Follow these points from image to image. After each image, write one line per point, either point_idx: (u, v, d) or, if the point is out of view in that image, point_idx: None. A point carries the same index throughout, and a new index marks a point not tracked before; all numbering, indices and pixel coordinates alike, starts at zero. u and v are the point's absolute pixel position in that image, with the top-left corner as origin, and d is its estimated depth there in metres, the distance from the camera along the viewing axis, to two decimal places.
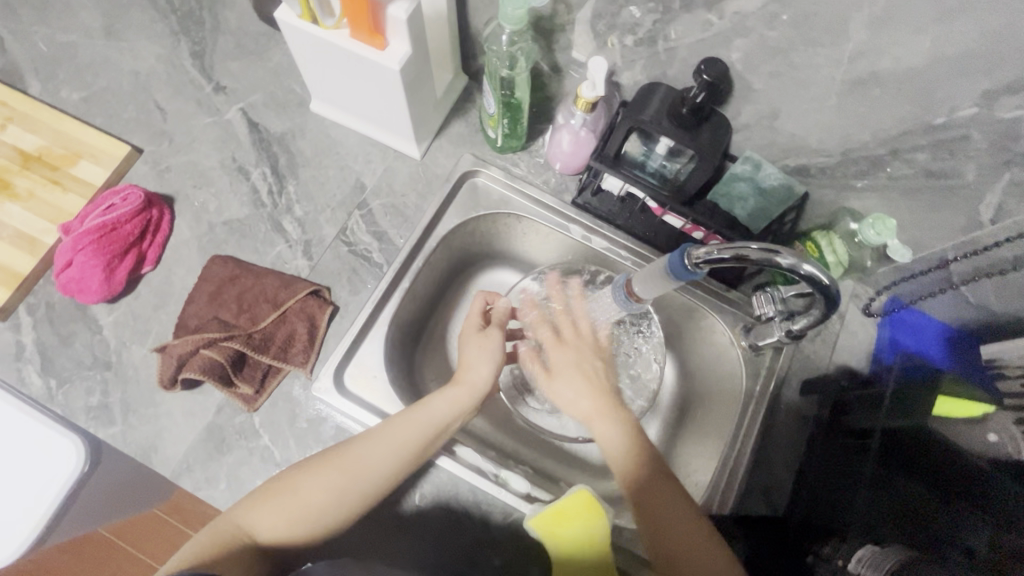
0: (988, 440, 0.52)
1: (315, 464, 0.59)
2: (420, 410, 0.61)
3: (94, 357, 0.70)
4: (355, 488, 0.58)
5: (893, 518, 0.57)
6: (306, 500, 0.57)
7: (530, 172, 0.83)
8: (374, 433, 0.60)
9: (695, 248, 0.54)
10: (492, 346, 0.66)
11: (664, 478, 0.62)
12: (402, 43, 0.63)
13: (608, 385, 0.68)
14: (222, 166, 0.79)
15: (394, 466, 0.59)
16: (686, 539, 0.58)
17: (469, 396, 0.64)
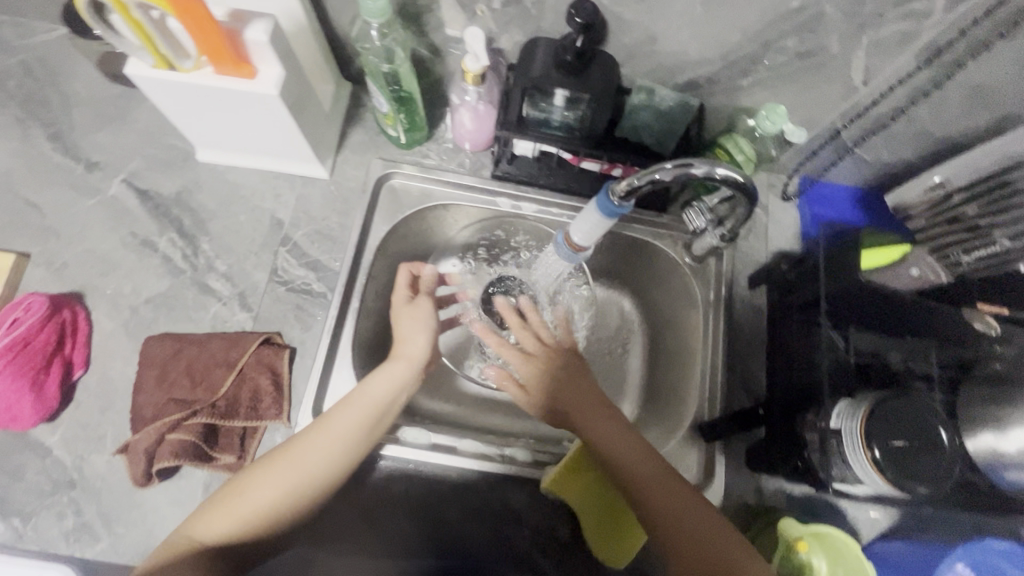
0: (912, 273, 0.64)
1: (262, 464, 0.57)
2: (364, 390, 0.63)
3: (53, 481, 0.65)
4: (309, 479, 0.57)
5: (857, 369, 0.64)
6: (255, 500, 0.55)
7: (442, 159, 0.82)
8: (322, 422, 0.60)
9: (616, 183, 0.55)
10: (423, 313, 0.71)
11: (596, 408, 0.66)
12: (271, 65, 0.60)
13: (557, 354, 0.72)
14: (124, 245, 0.74)
15: (346, 448, 0.59)
16: (630, 458, 0.61)
17: (407, 366, 0.66)
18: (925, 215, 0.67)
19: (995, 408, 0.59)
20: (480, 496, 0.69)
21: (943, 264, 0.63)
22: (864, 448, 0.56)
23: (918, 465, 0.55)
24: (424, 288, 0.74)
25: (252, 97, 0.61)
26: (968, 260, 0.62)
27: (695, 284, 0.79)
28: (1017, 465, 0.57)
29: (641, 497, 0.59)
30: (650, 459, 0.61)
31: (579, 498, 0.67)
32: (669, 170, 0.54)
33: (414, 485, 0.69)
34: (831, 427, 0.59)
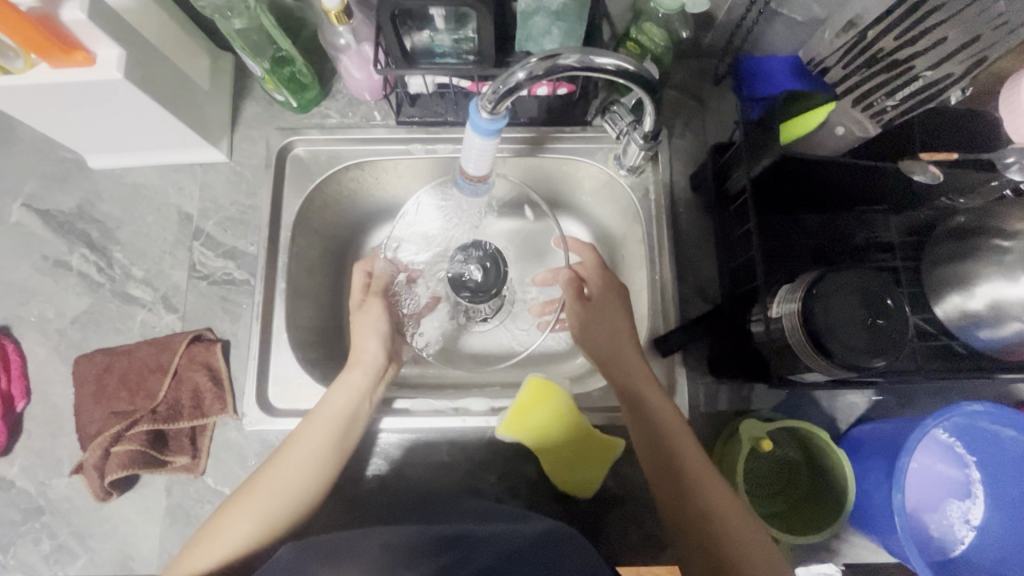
0: (836, 133, 0.60)
1: (234, 499, 0.57)
2: (323, 405, 0.61)
3: (22, 510, 0.66)
4: (281, 509, 0.57)
5: (814, 253, 0.64)
6: (230, 537, 0.55)
7: (344, 116, 0.77)
8: (286, 447, 0.59)
9: (482, 96, 0.50)
10: (372, 317, 0.69)
11: (640, 382, 0.63)
12: (107, 46, 0.56)
13: (618, 309, 0.68)
14: (38, 270, 0.72)
15: (313, 468, 0.59)
16: (671, 436, 0.59)
17: (364, 374, 0.65)
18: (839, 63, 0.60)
19: (958, 264, 0.58)
20: (443, 454, 0.67)
21: (865, 114, 0.59)
22: (809, 339, 0.53)
23: (886, 337, 0.52)
24: (376, 288, 0.71)
25: (100, 86, 0.58)
26: (893, 106, 0.57)
27: (633, 195, 0.73)
28: (985, 325, 0.56)
29: (681, 476, 0.57)
30: (690, 441, 0.59)
31: (536, 439, 0.64)
32: (531, 66, 0.49)
33: (369, 448, 0.66)
34: (773, 316, 0.57)
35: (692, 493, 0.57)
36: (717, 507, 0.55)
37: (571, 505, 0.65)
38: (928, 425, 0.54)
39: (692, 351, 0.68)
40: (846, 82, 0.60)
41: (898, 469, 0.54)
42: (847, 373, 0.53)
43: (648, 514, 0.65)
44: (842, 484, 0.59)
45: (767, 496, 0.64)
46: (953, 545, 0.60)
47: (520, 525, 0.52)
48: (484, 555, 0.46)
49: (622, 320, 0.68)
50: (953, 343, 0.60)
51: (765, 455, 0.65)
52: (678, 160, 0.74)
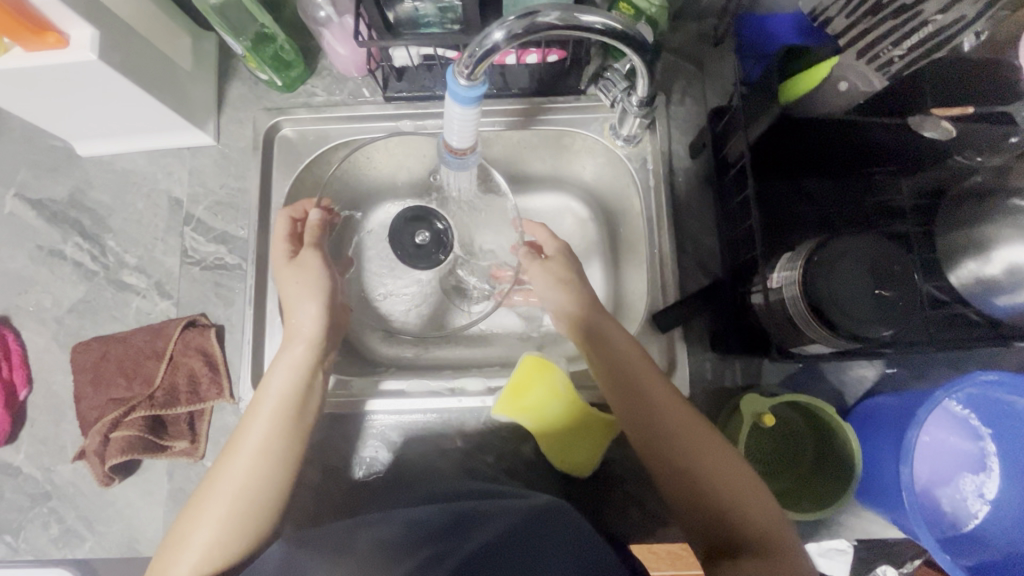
0: (841, 90, 0.54)
1: (195, 505, 0.55)
2: (265, 390, 0.60)
3: (30, 495, 0.67)
4: (245, 502, 0.55)
5: (820, 220, 0.61)
6: (200, 540, 0.53)
7: (330, 94, 0.75)
8: (237, 439, 0.58)
9: (459, 63, 0.48)
10: (310, 272, 0.65)
11: (603, 344, 0.63)
12: (79, 26, 0.55)
13: (577, 278, 0.69)
14: (33, 259, 0.72)
15: (271, 451, 0.57)
16: (643, 395, 0.58)
17: (304, 346, 0.63)
18: (842, 12, 0.55)
19: (972, 229, 0.55)
20: (439, 434, 0.66)
21: (873, 69, 0.54)
22: (811, 311, 0.50)
23: (893, 308, 0.49)
24: (311, 238, 0.68)
25: (79, 69, 0.57)
26: (901, 56, 0.52)
27: (630, 165, 0.70)
28: (1003, 288, 0.54)
29: (659, 435, 0.57)
30: (661, 397, 0.58)
31: (533, 418, 0.63)
32: (508, 26, 0.46)
33: (364, 430, 0.66)
34: (773, 286, 0.54)
35: (671, 449, 0.56)
36: (701, 456, 0.55)
37: (570, 484, 0.64)
38: (938, 397, 0.52)
39: (693, 325, 0.66)
40: (849, 32, 0.54)
41: (907, 442, 0.52)
42: (851, 344, 0.50)
43: (648, 495, 0.63)
44: (847, 457, 0.57)
45: (771, 473, 0.62)
46: (967, 520, 0.58)
47: (513, 501, 0.51)
48: (483, 533, 0.45)
49: (582, 290, 0.68)
50: (968, 310, 0.57)
51: (768, 431, 0.63)
52: (677, 127, 0.71)
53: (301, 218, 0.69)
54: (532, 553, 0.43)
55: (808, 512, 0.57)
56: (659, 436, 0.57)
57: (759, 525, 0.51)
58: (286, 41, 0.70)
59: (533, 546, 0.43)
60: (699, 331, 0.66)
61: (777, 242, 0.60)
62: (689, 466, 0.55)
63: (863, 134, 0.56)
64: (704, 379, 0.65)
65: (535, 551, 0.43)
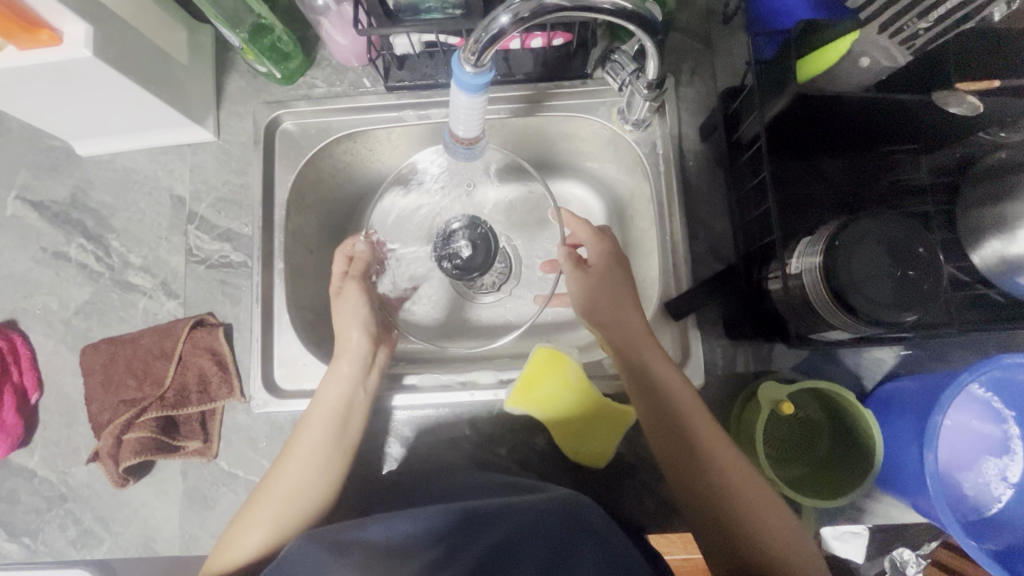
0: (863, 66, 0.53)
1: (245, 510, 0.57)
2: (317, 403, 0.61)
3: (46, 498, 0.67)
4: (293, 509, 0.57)
5: (835, 201, 0.60)
6: (247, 545, 0.55)
7: (330, 84, 0.73)
8: (289, 447, 0.60)
9: (464, 49, 0.47)
10: (352, 303, 0.67)
11: (643, 356, 0.60)
12: (71, 22, 0.53)
13: (615, 278, 0.65)
14: (38, 262, 0.71)
15: (318, 462, 0.59)
16: (680, 415, 0.57)
17: (349, 364, 0.62)
18: None
19: (996, 206, 0.53)
20: (452, 428, 0.65)
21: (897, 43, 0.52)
22: (830, 295, 0.49)
23: (916, 290, 0.48)
24: (356, 270, 0.69)
25: (72, 66, 0.55)
26: (926, 30, 0.50)
27: (639, 150, 0.69)
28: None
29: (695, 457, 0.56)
30: (699, 419, 0.57)
31: (545, 410, 0.63)
32: (514, 10, 0.44)
33: (378, 425, 0.66)
34: (792, 273, 0.53)
35: (699, 463, 0.56)
36: (730, 475, 0.55)
37: (585, 475, 0.63)
38: (963, 380, 0.51)
39: (708, 312, 0.64)
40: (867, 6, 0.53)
41: (931, 427, 0.51)
42: (871, 329, 0.49)
43: (663, 485, 0.63)
44: (869, 442, 0.56)
45: (788, 460, 0.61)
46: (989, 504, 0.57)
47: (534, 495, 0.50)
48: (501, 526, 0.44)
49: (622, 292, 0.64)
50: (990, 291, 0.56)
51: (785, 418, 0.62)
52: (687, 110, 0.69)
53: (356, 256, 0.71)
54: (554, 547, 0.42)
55: (831, 499, 0.56)
56: (690, 450, 0.56)
57: (777, 542, 0.53)
58: (282, 31, 0.69)
59: (552, 545, 0.43)
60: (713, 318, 0.64)
61: (795, 224, 0.59)
62: (716, 482, 0.55)
63: (905, 122, 0.55)
64: (719, 367, 0.64)
65: (554, 551, 0.42)
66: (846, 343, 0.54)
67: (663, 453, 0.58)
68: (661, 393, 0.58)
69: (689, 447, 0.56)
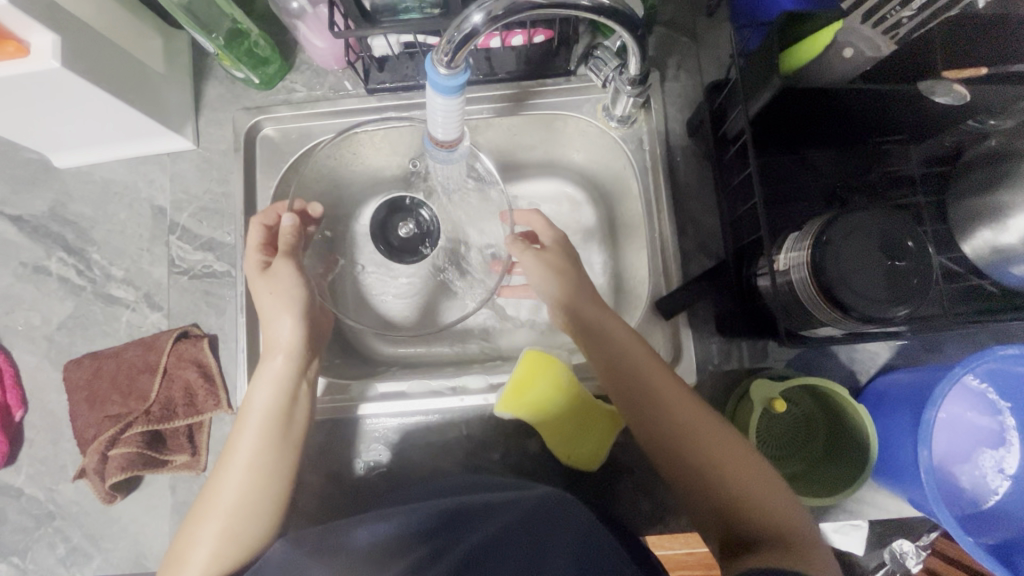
0: (845, 56, 0.52)
1: (193, 524, 0.54)
2: (251, 405, 0.58)
3: (34, 516, 0.66)
4: (241, 518, 0.54)
5: (824, 194, 0.59)
6: (199, 560, 0.52)
7: (311, 88, 0.72)
8: (227, 455, 0.56)
9: (437, 50, 0.45)
10: (282, 281, 0.61)
11: (597, 331, 0.60)
12: (39, 33, 0.52)
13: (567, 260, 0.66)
14: (19, 277, 0.70)
15: (260, 466, 0.55)
16: (640, 384, 0.56)
17: (285, 359, 0.60)
18: None
19: (988, 194, 0.52)
20: (441, 434, 0.65)
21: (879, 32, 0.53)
22: (820, 291, 0.48)
23: (907, 282, 0.47)
24: (283, 245, 0.63)
25: (43, 79, 0.54)
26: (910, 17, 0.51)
27: (626, 147, 0.68)
28: (1017, 260, 0.52)
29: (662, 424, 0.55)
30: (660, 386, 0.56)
31: (535, 414, 0.62)
32: (486, 7, 0.43)
33: (366, 432, 0.65)
34: (780, 269, 0.52)
35: (681, 450, 0.54)
36: (707, 450, 0.53)
37: (578, 478, 0.63)
38: (957, 373, 0.50)
39: (699, 310, 0.64)
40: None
41: (926, 422, 0.51)
42: (862, 324, 0.49)
43: (656, 485, 0.62)
44: (863, 436, 0.55)
45: (782, 457, 0.61)
46: (987, 496, 0.56)
47: (519, 492, 0.49)
48: (485, 527, 0.44)
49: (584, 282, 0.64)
50: (983, 281, 0.55)
51: (779, 415, 0.62)
52: (673, 105, 0.68)
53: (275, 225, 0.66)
54: (539, 542, 0.41)
55: (827, 496, 0.56)
56: (666, 433, 0.55)
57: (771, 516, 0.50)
58: (260, 36, 0.67)
59: (536, 538, 0.42)
60: (704, 315, 0.64)
61: (783, 220, 0.58)
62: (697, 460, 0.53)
63: (893, 112, 0.53)
64: (712, 364, 0.63)
65: (537, 540, 0.42)
66: (839, 339, 0.53)
67: (644, 440, 0.56)
68: (624, 369, 0.57)
69: (666, 428, 0.55)
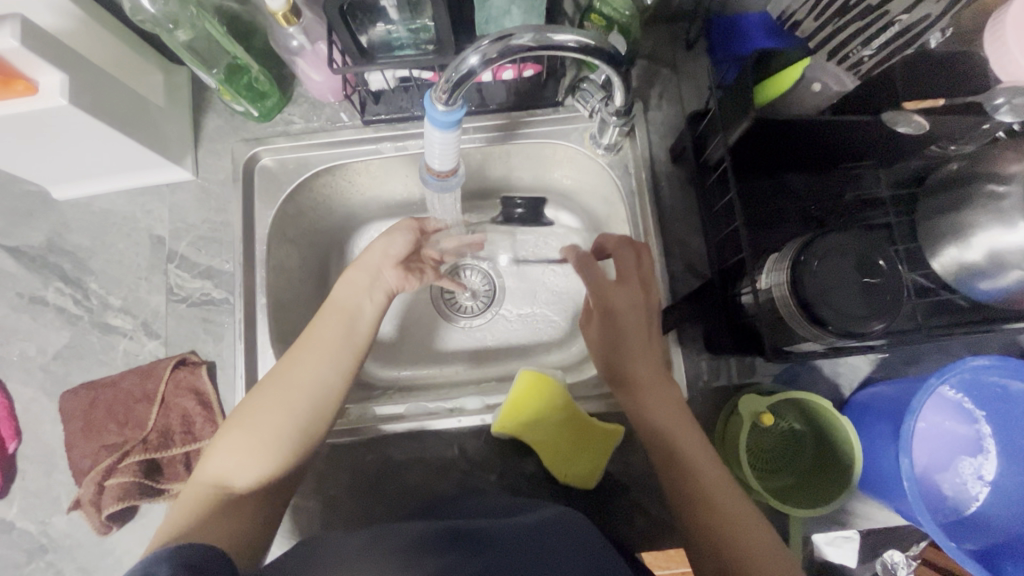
0: (813, 90, 0.55)
1: (258, 390, 0.56)
2: (331, 302, 0.62)
3: (25, 550, 0.65)
4: (306, 402, 0.56)
5: (803, 216, 0.62)
6: (263, 430, 0.54)
7: (308, 120, 0.74)
8: (301, 341, 0.59)
9: (436, 87, 0.48)
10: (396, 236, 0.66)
11: (657, 396, 0.59)
12: (49, 72, 0.54)
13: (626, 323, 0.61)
14: (14, 308, 0.71)
15: (330, 356, 0.58)
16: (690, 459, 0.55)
17: (365, 272, 0.64)
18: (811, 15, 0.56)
19: (953, 215, 0.56)
20: (441, 455, 0.65)
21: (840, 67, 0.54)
22: (799, 308, 0.50)
23: (881, 298, 0.50)
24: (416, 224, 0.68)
25: (48, 115, 0.56)
26: (870, 55, 0.52)
27: (613, 174, 0.71)
28: (982, 275, 0.55)
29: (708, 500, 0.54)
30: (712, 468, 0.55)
31: (533, 433, 0.63)
32: (483, 49, 0.46)
33: (367, 454, 0.65)
34: (762, 288, 0.54)
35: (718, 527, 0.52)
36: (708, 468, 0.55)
37: (575, 496, 0.64)
38: (932, 385, 0.52)
39: (687, 329, 0.66)
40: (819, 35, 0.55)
41: (905, 431, 0.53)
42: (842, 340, 0.51)
43: (651, 501, 0.63)
44: (848, 447, 0.57)
45: (773, 471, 0.62)
46: (968, 503, 0.59)
47: (520, 515, 0.50)
48: (491, 544, 0.44)
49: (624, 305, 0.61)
50: (953, 296, 0.59)
51: (768, 429, 0.64)
52: (657, 133, 0.71)
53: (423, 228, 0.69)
54: (544, 563, 0.42)
55: (818, 508, 0.57)
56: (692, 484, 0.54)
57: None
58: (258, 72, 0.70)
59: (540, 559, 0.43)
60: (692, 334, 0.66)
61: (764, 242, 0.61)
62: (705, 503, 0.53)
63: (862, 140, 0.57)
64: (702, 381, 0.65)
65: (544, 561, 0.43)
66: (821, 355, 0.55)
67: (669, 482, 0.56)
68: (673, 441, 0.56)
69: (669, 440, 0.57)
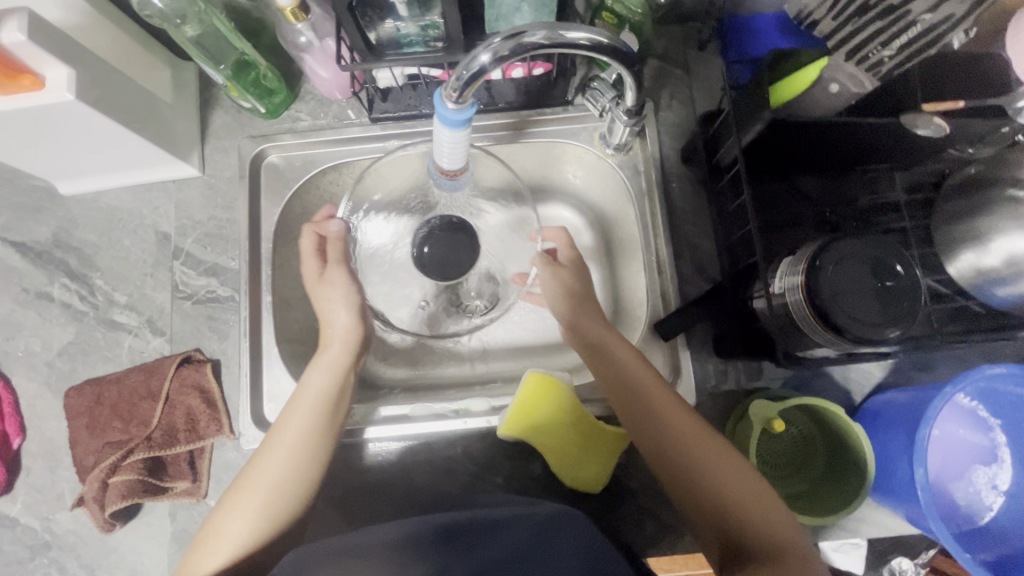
0: (831, 92, 0.55)
1: (230, 494, 0.57)
2: (302, 390, 0.61)
3: (29, 547, 0.65)
4: (279, 496, 0.56)
5: (818, 220, 0.61)
6: (233, 535, 0.54)
7: (315, 117, 0.73)
8: (273, 432, 0.59)
9: (445, 84, 0.47)
10: (338, 286, 0.68)
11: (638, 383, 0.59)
12: (54, 67, 0.54)
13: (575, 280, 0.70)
14: (20, 303, 0.70)
15: (307, 448, 0.58)
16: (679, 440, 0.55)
17: (344, 349, 0.66)
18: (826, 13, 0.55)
19: (972, 218, 0.55)
20: (443, 458, 0.65)
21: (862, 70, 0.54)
22: (814, 314, 0.50)
23: (896, 305, 0.49)
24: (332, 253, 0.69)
25: (55, 110, 0.55)
26: (890, 57, 0.52)
27: (622, 175, 0.70)
28: (1001, 280, 0.54)
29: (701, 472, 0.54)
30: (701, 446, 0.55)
31: (542, 436, 0.62)
32: (496, 46, 0.46)
33: (371, 455, 0.65)
34: (775, 292, 0.53)
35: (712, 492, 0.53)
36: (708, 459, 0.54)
37: (582, 499, 0.63)
38: (948, 393, 0.51)
39: (696, 332, 0.65)
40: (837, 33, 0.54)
41: (920, 440, 0.52)
42: (856, 346, 0.50)
43: (659, 506, 0.63)
44: (860, 456, 0.56)
45: (785, 477, 0.62)
46: (982, 513, 0.58)
47: (527, 512, 0.50)
48: (496, 541, 0.44)
49: (596, 326, 0.65)
50: (969, 302, 0.58)
51: (778, 435, 0.63)
52: (668, 134, 0.70)
53: (327, 233, 0.70)
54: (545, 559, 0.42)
55: (827, 516, 0.56)
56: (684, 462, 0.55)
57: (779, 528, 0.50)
58: (266, 70, 0.70)
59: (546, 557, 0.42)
60: (702, 338, 0.65)
61: (775, 247, 0.60)
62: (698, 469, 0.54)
63: (879, 143, 0.55)
64: (711, 386, 0.64)
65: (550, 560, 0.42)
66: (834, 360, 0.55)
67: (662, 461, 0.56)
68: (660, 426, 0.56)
69: (669, 442, 0.56)
